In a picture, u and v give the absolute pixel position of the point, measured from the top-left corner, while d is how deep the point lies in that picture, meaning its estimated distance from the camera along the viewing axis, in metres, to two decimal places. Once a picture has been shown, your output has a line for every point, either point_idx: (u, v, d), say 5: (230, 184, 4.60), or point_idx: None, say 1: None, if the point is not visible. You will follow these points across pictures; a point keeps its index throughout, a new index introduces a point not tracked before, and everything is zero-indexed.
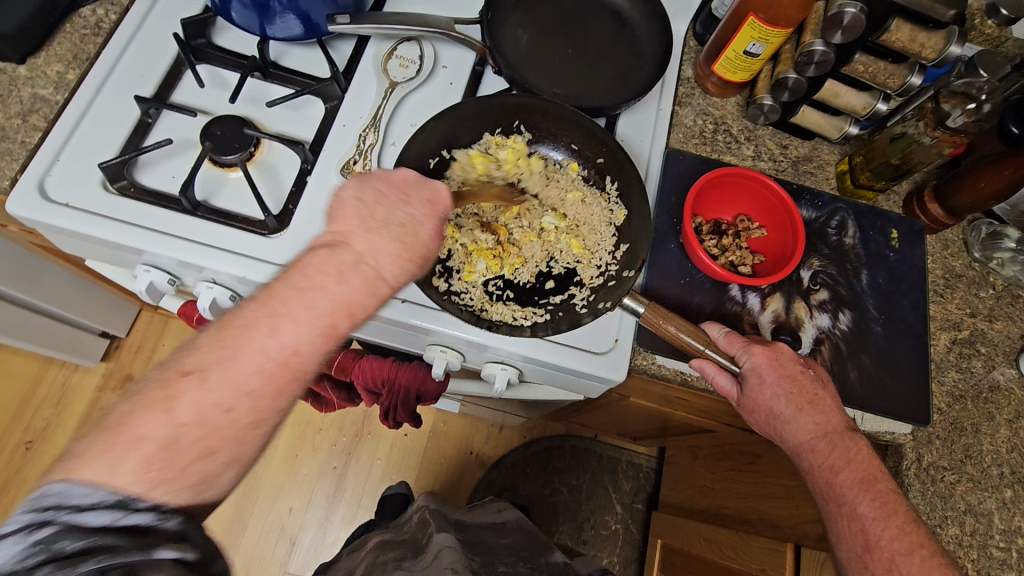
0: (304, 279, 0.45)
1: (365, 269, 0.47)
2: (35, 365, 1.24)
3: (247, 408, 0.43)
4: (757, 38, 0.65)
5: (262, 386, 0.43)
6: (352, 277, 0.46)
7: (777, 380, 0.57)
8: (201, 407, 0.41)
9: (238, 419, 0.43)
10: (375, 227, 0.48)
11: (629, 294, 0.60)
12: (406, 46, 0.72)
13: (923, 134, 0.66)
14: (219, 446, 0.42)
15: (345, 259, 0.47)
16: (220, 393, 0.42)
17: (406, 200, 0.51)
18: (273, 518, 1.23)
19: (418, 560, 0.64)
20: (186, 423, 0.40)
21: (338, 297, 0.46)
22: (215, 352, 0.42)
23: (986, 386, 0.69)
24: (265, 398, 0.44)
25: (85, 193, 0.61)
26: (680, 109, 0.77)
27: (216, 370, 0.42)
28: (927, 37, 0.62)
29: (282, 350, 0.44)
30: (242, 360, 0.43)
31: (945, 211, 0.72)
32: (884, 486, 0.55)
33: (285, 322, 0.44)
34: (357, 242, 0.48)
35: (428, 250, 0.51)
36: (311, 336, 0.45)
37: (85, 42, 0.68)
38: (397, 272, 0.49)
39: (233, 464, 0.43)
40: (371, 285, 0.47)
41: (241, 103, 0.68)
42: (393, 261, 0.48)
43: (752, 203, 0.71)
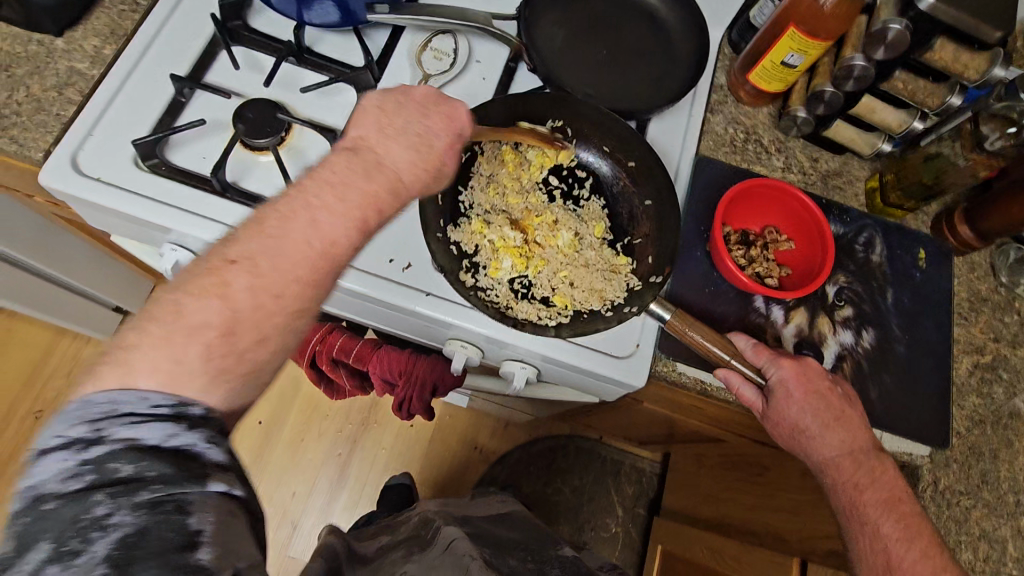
0: (310, 182, 0.45)
1: (386, 170, 0.48)
2: (48, 335, 1.25)
3: (294, 293, 0.42)
4: (796, 49, 0.65)
5: (299, 276, 0.42)
6: (376, 173, 0.47)
7: (804, 395, 0.57)
8: (258, 294, 0.40)
9: (285, 305, 0.42)
10: (393, 132, 0.50)
11: (656, 299, 0.60)
12: (441, 38, 0.72)
13: (958, 155, 0.66)
14: (270, 334, 0.41)
15: (368, 158, 0.48)
16: (270, 278, 0.41)
17: (426, 109, 0.52)
18: (275, 501, 1.24)
19: (426, 550, 0.65)
20: (242, 295, 0.40)
21: (361, 189, 0.45)
22: (258, 241, 0.41)
23: (1006, 412, 0.69)
24: (307, 286, 0.42)
25: (118, 169, 0.62)
26: (711, 117, 0.77)
27: (253, 263, 0.41)
28: (970, 58, 0.62)
29: (322, 238, 0.43)
30: (283, 247, 0.42)
31: (975, 234, 0.72)
32: (908, 508, 0.56)
33: (322, 212, 0.43)
34: (377, 143, 0.49)
35: (441, 162, 0.52)
36: (343, 228, 0.44)
37: (123, 18, 0.69)
38: (413, 175, 0.49)
39: (280, 352, 0.43)
40: (392, 185, 0.48)
41: (275, 87, 0.68)
42: (409, 166, 0.49)
43: (781, 214, 0.70)
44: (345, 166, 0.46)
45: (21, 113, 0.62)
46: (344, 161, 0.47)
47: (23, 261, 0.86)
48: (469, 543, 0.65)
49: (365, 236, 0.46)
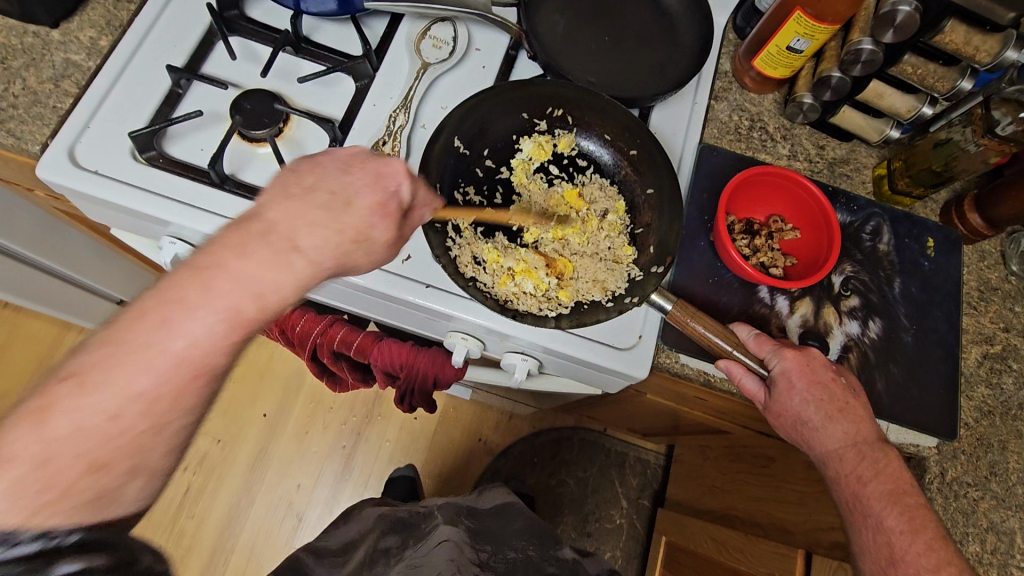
0: (206, 261, 0.42)
1: (282, 242, 0.44)
2: (54, 329, 1.25)
3: (137, 414, 0.38)
4: (803, 33, 0.63)
5: (161, 395, 0.39)
6: (262, 248, 0.43)
7: (807, 386, 0.57)
8: (81, 418, 0.37)
9: (130, 425, 0.38)
10: (297, 194, 0.46)
11: (657, 290, 0.59)
12: (440, 26, 0.70)
13: (969, 141, 0.64)
14: (109, 457, 0.38)
15: (256, 229, 0.44)
16: (104, 397, 0.37)
17: (346, 169, 0.48)
18: (280, 493, 1.25)
19: (416, 546, 0.66)
20: (60, 441, 0.36)
21: (246, 279, 0.42)
22: (96, 352, 0.38)
23: (1016, 403, 0.67)
24: (161, 399, 0.39)
25: (114, 162, 0.61)
26: (715, 104, 0.75)
27: (97, 373, 0.38)
28: (982, 40, 0.60)
29: (177, 342, 0.39)
30: (129, 358, 0.38)
31: (984, 222, 0.70)
32: (913, 500, 0.55)
33: (181, 312, 0.40)
34: (273, 210, 0.45)
35: (364, 225, 0.47)
36: (213, 324, 0.41)
37: (119, 9, 0.68)
38: (320, 242, 0.45)
39: (138, 473, 0.39)
40: (284, 258, 0.43)
41: (272, 77, 0.67)
42: (316, 234, 0.45)
43: (786, 203, 0.69)
44: (226, 242, 0.43)
45: (17, 106, 0.62)
46: (229, 239, 0.43)
47: (25, 255, 0.86)
48: (460, 543, 0.65)
49: (246, 329, 0.42)
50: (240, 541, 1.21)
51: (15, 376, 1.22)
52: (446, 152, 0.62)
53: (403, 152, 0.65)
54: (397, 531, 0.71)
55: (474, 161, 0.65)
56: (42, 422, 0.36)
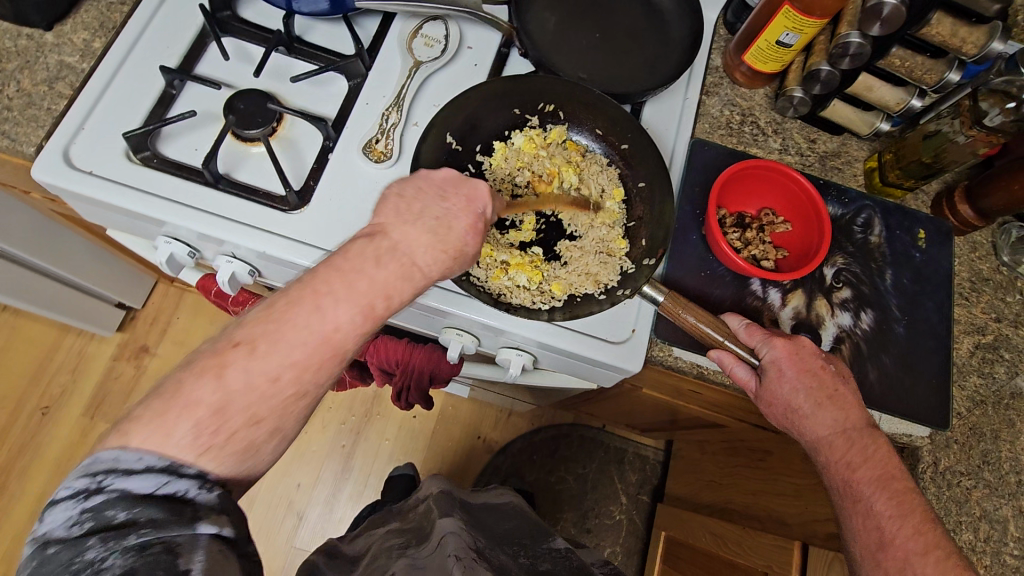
0: (347, 267, 0.46)
1: (402, 257, 0.48)
2: (52, 332, 1.26)
3: (291, 379, 0.43)
4: (791, 27, 0.63)
5: (304, 365, 0.43)
6: (390, 262, 0.47)
7: (797, 373, 0.57)
8: (252, 377, 0.42)
9: (282, 390, 0.43)
10: (411, 218, 0.49)
11: (648, 282, 0.60)
12: (432, 25, 0.71)
13: (958, 133, 0.64)
14: (265, 416, 0.42)
15: (383, 246, 0.48)
16: (270, 364, 0.42)
17: (443, 195, 0.51)
18: (280, 493, 1.25)
19: (422, 546, 0.64)
20: (236, 390, 0.41)
21: (375, 287, 0.46)
22: (264, 326, 0.43)
23: (1008, 393, 0.68)
24: (309, 370, 0.44)
25: (109, 163, 0.62)
26: (707, 99, 0.76)
27: (265, 343, 0.42)
28: (968, 32, 0.62)
29: (325, 326, 0.44)
30: (287, 334, 0.43)
31: (975, 213, 0.71)
32: (903, 485, 0.55)
33: (321, 305, 0.44)
34: (395, 229, 0.49)
35: (461, 243, 0.51)
36: (354, 317, 0.45)
37: (112, 11, 0.68)
38: (432, 262, 0.49)
39: (276, 435, 0.44)
40: (406, 272, 0.48)
41: (265, 77, 0.68)
42: (429, 252, 0.49)
43: (777, 195, 0.69)
44: (362, 255, 0.47)
45: (12, 108, 0.63)
46: (363, 252, 0.47)
47: (23, 258, 0.87)
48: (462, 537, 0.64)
49: (376, 322, 0.46)
50: None
51: (14, 379, 1.23)
52: (439, 149, 0.63)
53: (396, 149, 0.65)
54: (404, 534, 0.71)
55: (465, 157, 0.66)
56: (222, 375, 0.41)
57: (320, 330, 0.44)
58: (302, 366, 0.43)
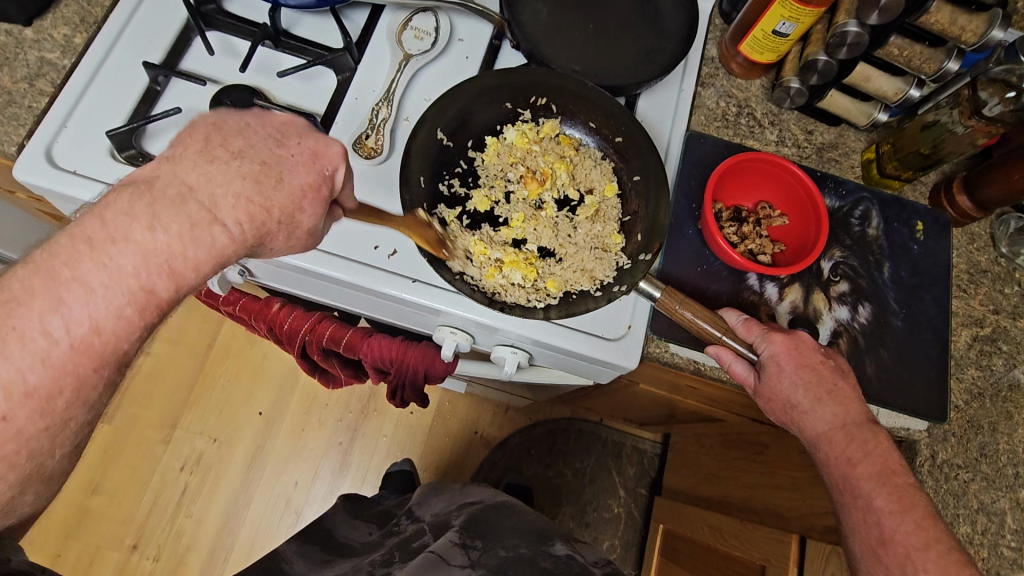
0: (104, 236, 0.39)
1: (193, 206, 0.42)
2: None
3: (30, 407, 0.37)
4: (788, 17, 0.62)
5: (47, 383, 0.38)
6: (175, 217, 0.41)
7: (795, 368, 0.57)
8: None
9: (18, 419, 0.37)
10: (214, 161, 0.43)
11: (645, 277, 0.59)
12: (421, 16, 0.69)
13: (957, 123, 0.64)
14: (14, 462, 0.38)
15: (174, 194, 0.42)
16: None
17: (281, 141, 0.47)
18: (278, 491, 1.25)
19: (414, 560, 0.67)
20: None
21: (162, 250, 0.40)
22: None
23: (1006, 384, 0.67)
24: (56, 392, 0.38)
25: (93, 161, 0.60)
26: (703, 90, 0.75)
27: None
28: (968, 20, 0.61)
29: (68, 328, 0.38)
30: (6, 347, 0.36)
31: (973, 204, 0.70)
32: (903, 480, 0.55)
33: (86, 290, 0.38)
34: (189, 174, 0.42)
35: (294, 201, 0.46)
36: (122, 300, 0.40)
37: (93, 6, 0.67)
38: (241, 217, 0.43)
39: (32, 475, 0.39)
40: (202, 226, 0.42)
41: (252, 72, 0.66)
42: (238, 205, 0.43)
43: (773, 188, 0.68)
44: (129, 211, 0.40)
45: None
46: (135, 208, 0.40)
47: (10, 258, 0.86)
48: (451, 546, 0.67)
49: (156, 307, 0.41)
50: (239, 539, 1.22)
51: None
52: (429, 146, 0.62)
53: (387, 144, 0.64)
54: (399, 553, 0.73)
55: (457, 154, 0.65)
56: None
57: (67, 332, 0.38)
58: (47, 392, 0.38)
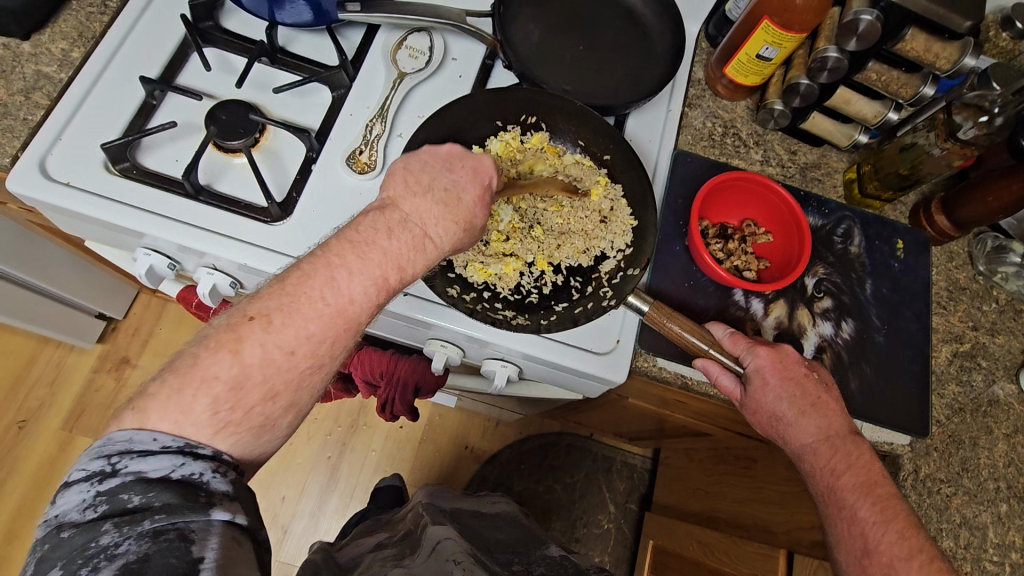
0: (359, 238, 0.47)
1: (415, 229, 0.50)
2: (30, 344, 1.23)
3: (307, 352, 0.44)
4: (770, 42, 0.64)
5: (323, 338, 0.45)
6: (401, 234, 0.49)
7: (780, 382, 0.58)
8: (270, 352, 0.43)
9: (298, 364, 0.44)
10: (420, 191, 0.51)
11: (634, 292, 0.60)
12: (416, 36, 0.71)
13: (933, 145, 0.65)
14: (281, 389, 0.43)
15: (394, 217, 0.49)
16: (286, 338, 0.43)
17: (449, 167, 0.54)
18: (265, 505, 1.23)
19: (414, 554, 0.64)
20: (251, 364, 0.42)
21: (388, 257, 0.47)
22: (278, 299, 0.44)
23: (986, 400, 0.69)
24: (324, 343, 0.45)
25: (88, 174, 0.61)
26: (690, 111, 0.77)
27: (280, 315, 0.43)
28: (942, 47, 0.63)
29: (339, 299, 0.45)
30: (301, 308, 0.44)
31: (951, 223, 0.72)
32: (885, 492, 0.56)
33: (345, 274, 0.46)
34: (405, 204, 0.50)
35: (471, 215, 0.53)
36: (367, 288, 0.46)
37: (91, 21, 0.68)
38: (443, 232, 0.51)
39: (291, 409, 0.45)
40: (417, 243, 0.49)
41: (248, 88, 0.67)
42: (438, 222, 0.51)
43: (758, 207, 0.70)
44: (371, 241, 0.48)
45: None
46: (376, 222, 0.49)
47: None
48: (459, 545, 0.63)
49: (389, 295, 0.48)
50: None
51: None
52: None
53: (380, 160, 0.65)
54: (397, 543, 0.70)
55: None
56: (237, 351, 0.42)
57: (332, 303, 0.45)
58: (317, 340, 0.45)
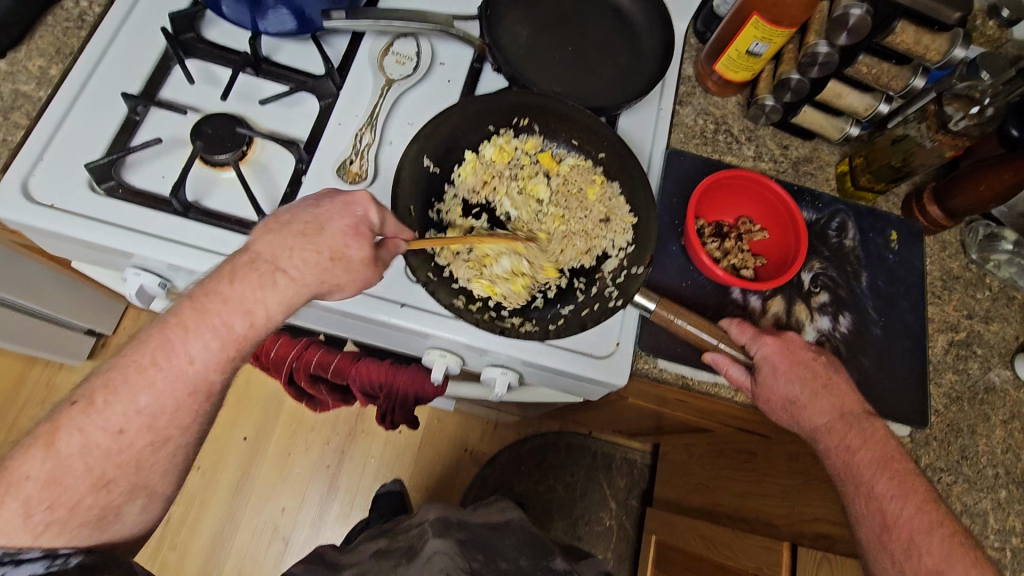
0: (200, 293, 0.49)
1: (263, 267, 0.50)
2: (18, 364, 1.21)
3: (138, 427, 0.47)
4: (761, 37, 0.64)
5: (163, 408, 0.48)
6: (247, 276, 0.50)
7: (789, 366, 0.59)
8: (89, 435, 0.45)
9: None
10: (277, 229, 0.52)
11: (640, 290, 0.61)
12: (403, 42, 0.70)
13: (924, 137, 0.66)
14: None
15: (242, 261, 0.50)
16: (113, 417, 0.46)
17: (318, 203, 0.53)
18: (265, 518, 1.22)
19: (411, 563, 0.64)
20: (69, 454, 0.45)
21: (236, 301, 0.49)
22: (108, 375, 0.47)
23: (983, 387, 0.70)
24: (159, 416, 0.48)
25: (72, 194, 0.59)
26: (680, 109, 0.76)
27: (105, 393, 0.46)
28: (931, 40, 0.63)
29: (178, 363, 0.48)
30: (133, 378, 0.47)
31: (944, 213, 0.72)
32: (901, 466, 0.56)
33: (180, 334, 0.48)
34: (257, 244, 0.51)
35: (340, 246, 0.52)
36: (210, 349, 0.49)
37: (69, 36, 0.66)
38: (299, 264, 0.51)
39: None
40: (266, 281, 0.50)
41: (234, 100, 0.66)
42: (292, 256, 0.51)
43: (755, 205, 0.70)
44: (240, 299, 0.49)
45: None
46: (222, 271, 0.50)
47: None
48: (451, 556, 0.64)
49: (235, 351, 0.50)
50: (226, 569, 1.19)
51: None
52: (417, 170, 0.62)
53: (371, 170, 0.65)
54: (390, 555, 0.70)
55: (444, 177, 0.65)
56: None
57: (178, 370, 0.48)
58: (152, 412, 0.47)
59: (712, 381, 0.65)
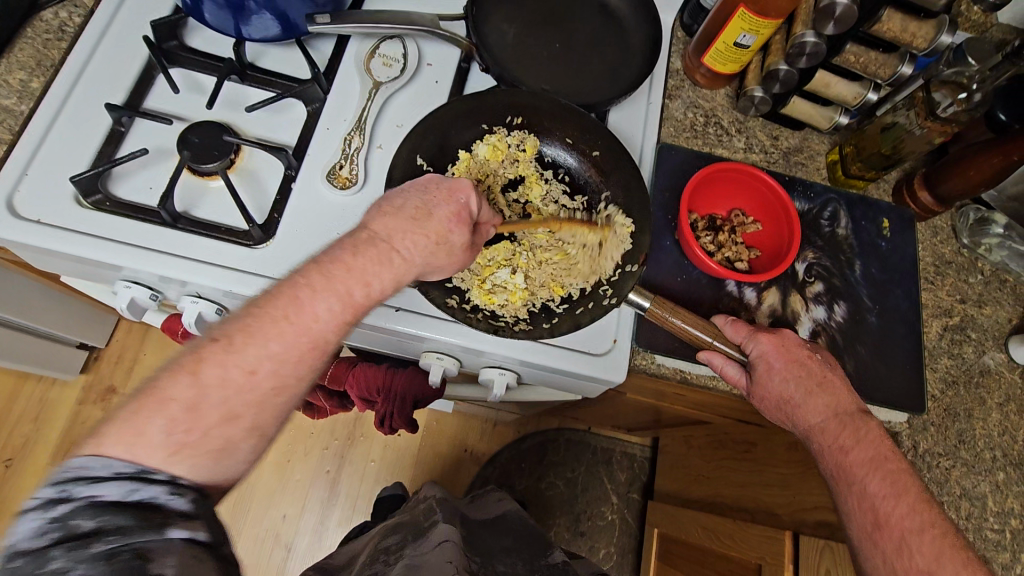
0: (326, 259, 0.48)
1: (381, 246, 0.49)
2: (9, 380, 1.20)
3: (268, 373, 0.44)
4: (747, 29, 0.64)
5: (289, 355, 0.45)
6: (367, 251, 0.49)
7: (784, 364, 0.59)
8: (226, 371, 0.43)
9: (260, 384, 0.44)
10: (390, 212, 0.51)
11: (634, 290, 0.60)
12: (389, 44, 0.70)
13: (913, 124, 0.66)
14: (242, 411, 0.43)
15: (362, 237, 0.50)
16: (247, 357, 0.43)
17: (425, 189, 0.53)
18: (267, 525, 1.22)
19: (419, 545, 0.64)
20: (210, 384, 0.42)
21: (360, 270, 0.48)
22: (246, 320, 0.45)
23: (977, 371, 0.70)
24: (288, 362, 0.45)
25: (58, 209, 0.59)
26: (670, 103, 0.76)
27: (244, 334, 0.44)
28: (918, 27, 0.63)
29: (304, 317, 0.45)
30: (269, 331, 0.44)
31: (934, 199, 0.73)
32: (896, 465, 0.56)
33: (310, 293, 0.46)
34: (372, 223, 0.51)
35: (443, 231, 0.52)
36: (333, 307, 0.47)
37: (49, 48, 0.65)
38: (410, 246, 0.50)
39: (254, 433, 0.44)
40: (384, 257, 0.49)
41: (219, 108, 0.65)
42: (407, 237, 0.50)
43: (748, 198, 0.70)
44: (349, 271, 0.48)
45: None
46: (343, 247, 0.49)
47: None
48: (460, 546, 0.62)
49: (355, 313, 0.48)
50: None
51: None
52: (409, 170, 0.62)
53: (361, 174, 0.64)
54: (400, 533, 0.71)
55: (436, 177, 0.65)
56: (197, 372, 0.42)
57: (300, 323, 0.45)
58: (281, 358, 0.45)
59: (708, 374, 0.65)
